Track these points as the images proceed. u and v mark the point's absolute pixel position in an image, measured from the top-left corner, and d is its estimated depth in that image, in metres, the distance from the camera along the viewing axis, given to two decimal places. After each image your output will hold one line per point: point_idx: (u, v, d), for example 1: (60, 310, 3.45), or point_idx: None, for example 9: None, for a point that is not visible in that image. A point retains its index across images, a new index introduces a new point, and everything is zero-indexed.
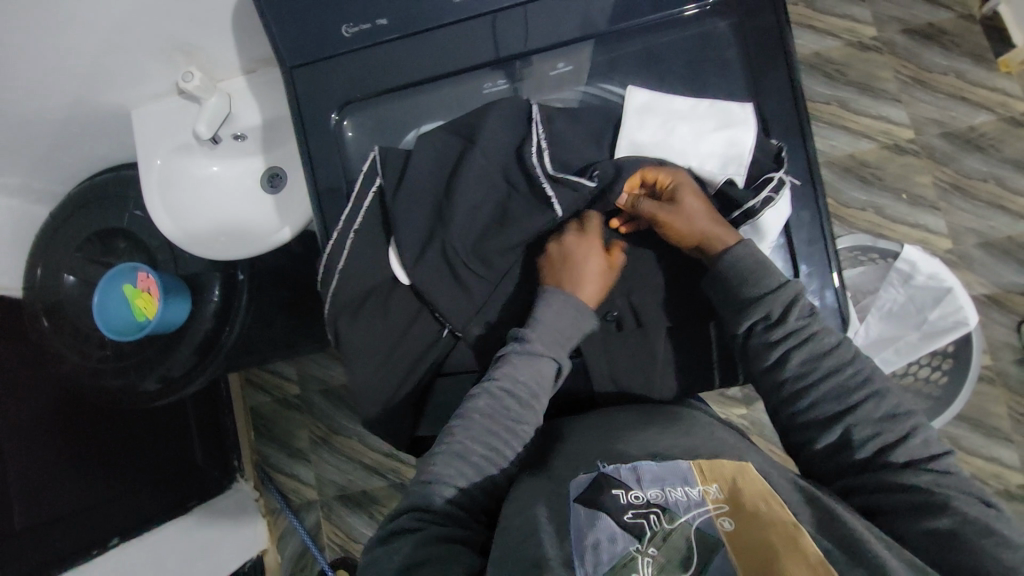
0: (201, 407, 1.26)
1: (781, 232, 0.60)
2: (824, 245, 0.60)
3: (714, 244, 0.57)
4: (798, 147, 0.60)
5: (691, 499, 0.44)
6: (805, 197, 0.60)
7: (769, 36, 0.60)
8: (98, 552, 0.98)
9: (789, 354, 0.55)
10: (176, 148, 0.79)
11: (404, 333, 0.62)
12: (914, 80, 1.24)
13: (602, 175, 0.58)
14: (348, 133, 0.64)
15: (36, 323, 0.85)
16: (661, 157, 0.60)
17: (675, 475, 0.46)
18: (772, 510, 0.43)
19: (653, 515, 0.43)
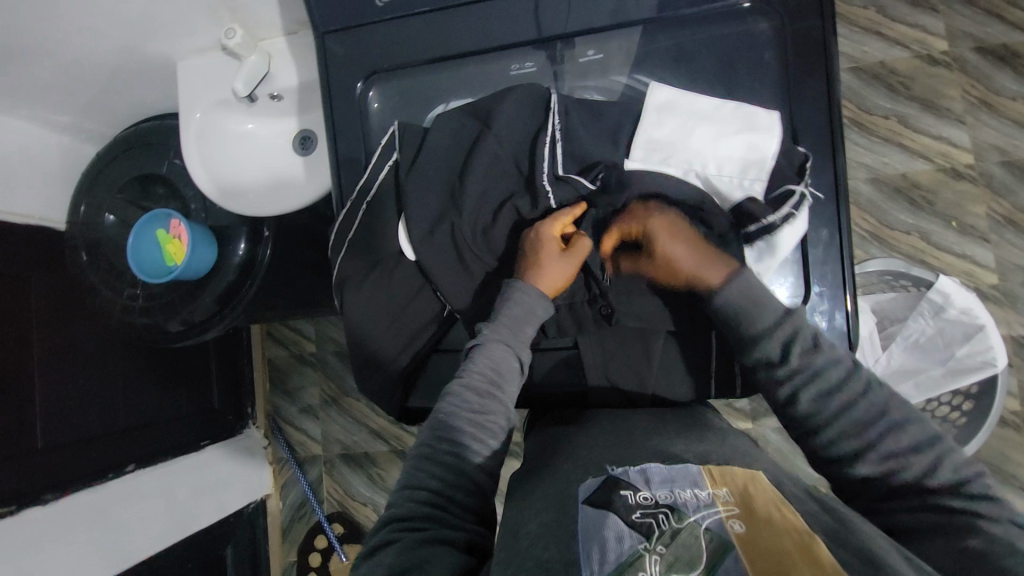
0: (221, 353, 1.32)
1: (797, 246, 0.58)
2: (841, 265, 0.58)
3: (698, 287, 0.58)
4: (828, 161, 0.58)
5: (700, 500, 0.45)
6: (827, 214, 0.58)
7: (812, 39, 0.57)
8: (114, 475, 1.06)
9: (799, 392, 0.53)
10: (215, 103, 0.81)
11: (409, 305, 0.63)
12: (983, 101, 1.15)
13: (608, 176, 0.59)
14: (373, 103, 0.65)
15: (76, 256, 0.90)
16: (678, 156, 0.59)
17: (685, 479, 0.48)
18: (785, 519, 0.44)
19: (662, 515, 0.43)
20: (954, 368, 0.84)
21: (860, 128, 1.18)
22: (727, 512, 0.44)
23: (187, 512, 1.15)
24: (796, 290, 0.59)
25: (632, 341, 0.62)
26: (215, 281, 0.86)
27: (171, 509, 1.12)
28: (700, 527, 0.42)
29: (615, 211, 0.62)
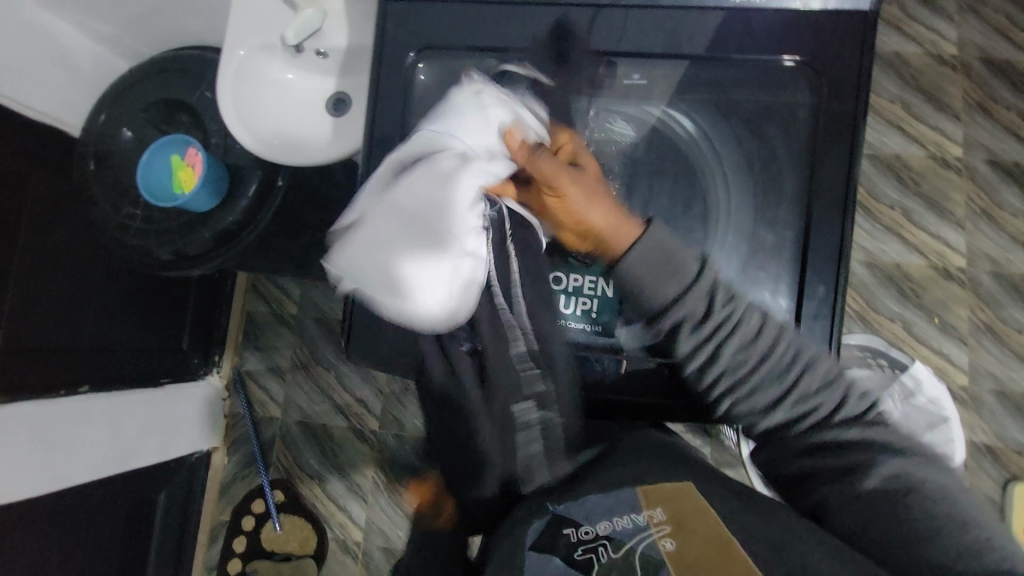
0: (203, 294, 1.30)
1: (790, 299, 0.61)
2: (829, 323, 0.60)
3: (612, 245, 0.56)
4: (835, 225, 0.60)
5: (637, 524, 0.52)
6: (825, 273, 0.60)
7: (842, 110, 0.60)
8: (65, 392, 1.04)
9: (718, 378, 0.57)
10: (261, 46, 0.82)
11: None
12: (984, 212, 1.21)
13: (583, 254, 0.63)
14: (420, 77, 0.66)
15: (83, 163, 0.89)
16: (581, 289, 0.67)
17: (623, 506, 0.55)
18: (707, 525, 0.52)
19: (602, 547, 0.51)
20: None
21: (866, 211, 1.23)
22: (661, 532, 0.51)
23: (133, 445, 1.12)
24: None
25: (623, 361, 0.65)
26: (217, 219, 0.86)
27: (117, 439, 1.09)
28: (635, 552, 0.50)
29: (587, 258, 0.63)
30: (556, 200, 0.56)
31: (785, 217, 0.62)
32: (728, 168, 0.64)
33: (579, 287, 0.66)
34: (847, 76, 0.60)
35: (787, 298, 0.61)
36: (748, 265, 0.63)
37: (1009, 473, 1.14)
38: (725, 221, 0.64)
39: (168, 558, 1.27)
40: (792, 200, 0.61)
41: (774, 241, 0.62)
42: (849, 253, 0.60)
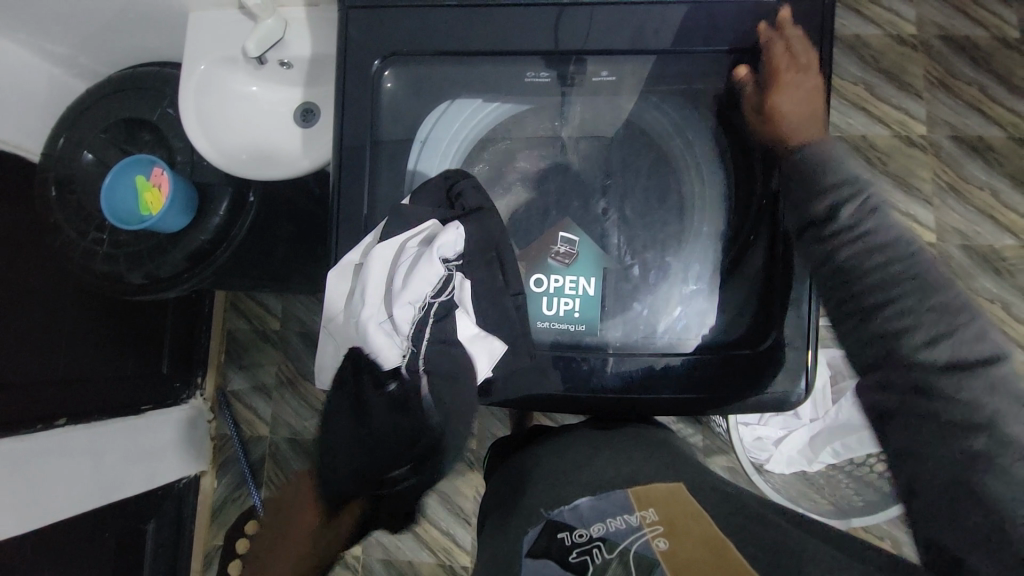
0: (180, 316, 1.27)
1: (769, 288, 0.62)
2: (809, 309, 0.61)
3: (799, 134, 0.59)
4: None
5: (629, 526, 0.57)
6: (804, 260, 0.61)
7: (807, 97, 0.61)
8: (41, 426, 1.00)
9: (847, 247, 0.54)
10: (222, 59, 0.79)
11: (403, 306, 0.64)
12: (950, 187, 1.25)
13: (565, 253, 0.65)
14: (387, 84, 0.65)
15: (44, 190, 0.86)
16: (567, 289, 0.64)
17: (615, 507, 0.59)
18: (699, 526, 0.56)
19: (597, 548, 0.56)
20: None
21: None
22: (653, 533, 0.56)
23: (116, 477, 1.09)
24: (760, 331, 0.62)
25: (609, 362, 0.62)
26: (188, 239, 0.83)
27: (99, 471, 1.06)
28: (629, 551, 0.55)
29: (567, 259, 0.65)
30: (774, 85, 0.60)
31: (759, 206, 0.63)
32: (700, 161, 0.65)
33: (562, 287, 0.64)
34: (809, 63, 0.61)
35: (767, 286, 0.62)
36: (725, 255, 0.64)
37: None
38: (700, 212, 0.65)
39: None
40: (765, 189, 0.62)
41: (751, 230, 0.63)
42: None
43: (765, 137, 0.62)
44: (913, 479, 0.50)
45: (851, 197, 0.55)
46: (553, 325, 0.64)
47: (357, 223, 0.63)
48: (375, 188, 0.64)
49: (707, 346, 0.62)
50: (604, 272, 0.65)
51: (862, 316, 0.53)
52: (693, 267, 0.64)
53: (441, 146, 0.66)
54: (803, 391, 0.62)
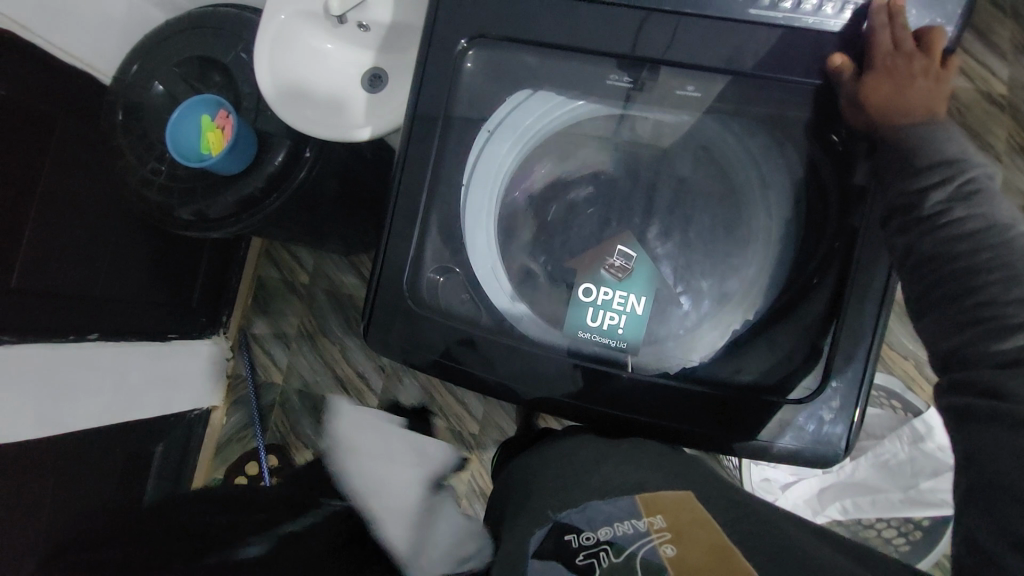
0: (216, 255, 1.30)
1: (827, 336, 0.59)
2: (862, 366, 0.59)
3: (897, 115, 0.56)
4: (882, 268, 0.58)
5: (636, 531, 0.55)
6: (865, 316, 0.59)
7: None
8: (75, 338, 1.03)
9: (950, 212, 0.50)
10: (303, 12, 0.79)
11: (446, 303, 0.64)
12: None
13: (619, 266, 0.63)
14: (467, 64, 0.63)
15: (111, 113, 0.88)
16: (612, 307, 0.62)
17: (623, 511, 0.57)
18: (706, 534, 0.54)
19: (602, 553, 0.54)
20: (912, 497, 0.88)
21: None
22: (659, 539, 0.54)
23: (134, 397, 1.13)
24: (806, 378, 0.60)
25: (642, 381, 0.61)
26: (242, 185, 0.85)
27: (122, 389, 1.10)
28: (635, 556, 0.53)
29: (622, 274, 0.63)
30: (874, 69, 0.57)
31: (826, 252, 0.60)
32: (770, 195, 0.63)
33: (608, 301, 0.62)
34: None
35: (824, 335, 0.60)
36: (780, 296, 0.61)
37: None
38: (759, 248, 0.63)
39: None
40: (836, 236, 0.60)
41: (812, 275, 0.60)
42: (891, 298, 0.59)
43: (859, 124, 0.58)
44: (979, 484, 0.44)
45: (954, 175, 0.51)
46: (595, 337, 0.62)
47: (413, 199, 0.63)
48: (438, 167, 0.63)
49: (746, 385, 0.60)
50: (654, 292, 0.63)
51: (951, 303, 0.48)
52: (743, 302, 0.62)
53: (507, 136, 0.64)
54: (837, 448, 0.60)
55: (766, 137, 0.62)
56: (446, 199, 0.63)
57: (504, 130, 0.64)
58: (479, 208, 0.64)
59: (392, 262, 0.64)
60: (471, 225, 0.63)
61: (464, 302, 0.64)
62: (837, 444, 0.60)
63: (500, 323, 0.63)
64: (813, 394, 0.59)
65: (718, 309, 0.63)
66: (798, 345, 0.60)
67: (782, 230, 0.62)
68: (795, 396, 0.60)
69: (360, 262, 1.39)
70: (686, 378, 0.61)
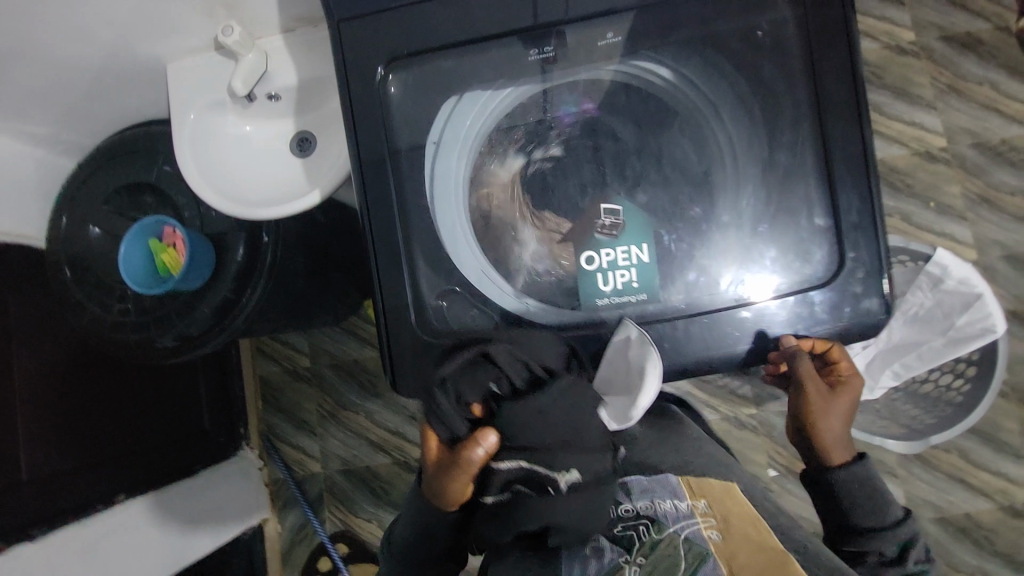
0: (211, 372, 1.26)
1: (823, 213, 0.60)
2: (871, 228, 0.59)
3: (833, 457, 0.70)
4: (851, 132, 0.59)
5: (677, 513, 0.62)
6: (855, 183, 0.59)
7: (822, 24, 0.59)
8: (102, 506, 0.99)
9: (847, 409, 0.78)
10: (211, 105, 0.78)
11: (455, 322, 0.63)
12: (950, 88, 1.29)
13: (611, 224, 0.64)
14: (392, 89, 0.63)
15: (58, 272, 0.85)
16: (619, 267, 0.63)
17: (664, 489, 0.66)
18: (757, 536, 0.59)
19: (643, 527, 0.60)
20: (954, 338, 0.87)
21: None
22: (705, 522, 0.60)
23: (183, 541, 1.09)
24: (815, 264, 0.60)
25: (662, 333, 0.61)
26: (213, 293, 0.82)
27: (167, 538, 1.06)
28: (677, 535, 0.58)
29: (614, 232, 0.63)
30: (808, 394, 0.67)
31: (791, 137, 0.61)
32: (719, 107, 0.63)
33: (614, 261, 0.63)
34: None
35: (822, 215, 0.60)
36: (766, 196, 0.61)
37: None
38: (726, 159, 0.64)
39: None
40: (790, 123, 0.60)
41: (786, 164, 0.61)
42: (874, 159, 0.59)
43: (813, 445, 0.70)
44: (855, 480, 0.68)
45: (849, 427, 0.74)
46: (614, 300, 0.63)
47: (390, 239, 0.62)
48: (403, 199, 0.62)
49: (764, 295, 0.61)
50: (653, 236, 0.63)
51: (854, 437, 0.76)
52: (734, 215, 0.63)
53: (455, 146, 0.64)
54: (877, 319, 0.59)
55: (698, 50, 0.62)
56: (420, 228, 0.62)
57: (448, 141, 0.64)
58: (453, 222, 0.64)
59: (391, 307, 0.62)
60: (453, 242, 0.63)
61: (475, 317, 0.63)
62: (869, 321, 0.60)
63: (515, 320, 0.63)
64: (832, 277, 0.60)
65: (716, 228, 0.63)
66: (798, 235, 0.61)
67: (741, 135, 0.62)
68: (805, 293, 0.60)
69: (355, 325, 1.37)
70: (704, 309, 0.61)
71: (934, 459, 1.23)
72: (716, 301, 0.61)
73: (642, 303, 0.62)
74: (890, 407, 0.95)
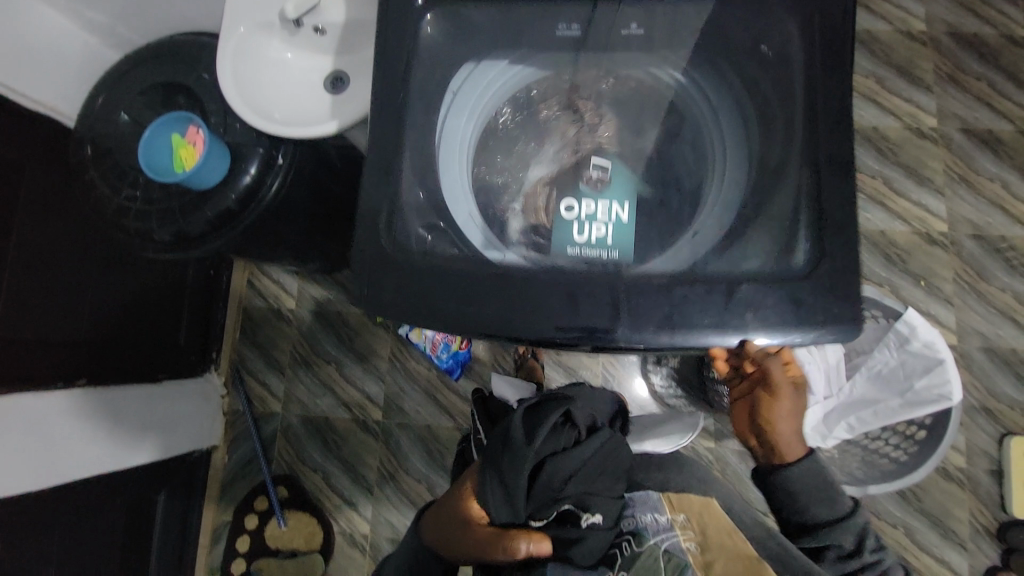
0: (199, 289, 1.29)
1: (800, 215, 0.62)
2: (844, 238, 0.61)
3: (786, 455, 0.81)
4: (838, 150, 0.62)
5: (657, 526, 0.74)
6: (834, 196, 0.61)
7: (836, 61, 0.62)
8: (62, 386, 1.01)
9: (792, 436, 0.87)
10: (259, 24, 0.83)
11: (434, 253, 0.64)
12: (961, 178, 1.33)
13: (597, 175, 0.69)
14: (427, 28, 0.67)
15: (81, 149, 0.89)
16: (597, 217, 0.66)
17: (646, 505, 0.79)
18: (730, 542, 0.69)
19: (626, 542, 0.73)
20: (910, 400, 0.89)
21: None
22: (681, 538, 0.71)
23: (129, 438, 1.10)
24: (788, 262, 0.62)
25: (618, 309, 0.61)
26: (218, 199, 0.86)
27: (116, 434, 1.08)
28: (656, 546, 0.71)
29: (597, 183, 0.68)
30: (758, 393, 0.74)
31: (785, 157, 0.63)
32: (722, 116, 0.67)
33: (592, 214, 0.66)
34: (833, 22, 0.64)
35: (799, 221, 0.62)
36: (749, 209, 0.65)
37: (1001, 427, 1.25)
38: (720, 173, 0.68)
39: (171, 558, 1.26)
40: (789, 148, 0.63)
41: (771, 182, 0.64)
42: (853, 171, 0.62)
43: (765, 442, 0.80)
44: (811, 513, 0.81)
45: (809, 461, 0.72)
46: (584, 250, 0.65)
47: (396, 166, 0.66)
48: (413, 133, 0.66)
49: (731, 283, 0.61)
50: (635, 199, 0.68)
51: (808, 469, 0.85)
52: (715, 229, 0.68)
53: (473, 104, 0.69)
54: (837, 325, 0.60)
55: (714, 66, 0.67)
56: (423, 168, 0.66)
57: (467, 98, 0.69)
58: (456, 169, 0.68)
59: (377, 229, 0.64)
60: (452, 188, 0.67)
61: (454, 256, 0.64)
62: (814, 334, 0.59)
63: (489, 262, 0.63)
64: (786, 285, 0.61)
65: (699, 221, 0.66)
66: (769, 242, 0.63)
67: (738, 144, 0.66)
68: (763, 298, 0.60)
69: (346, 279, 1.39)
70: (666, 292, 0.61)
71: (879, 531, 1.23)
72: (691, 279, 0.61)
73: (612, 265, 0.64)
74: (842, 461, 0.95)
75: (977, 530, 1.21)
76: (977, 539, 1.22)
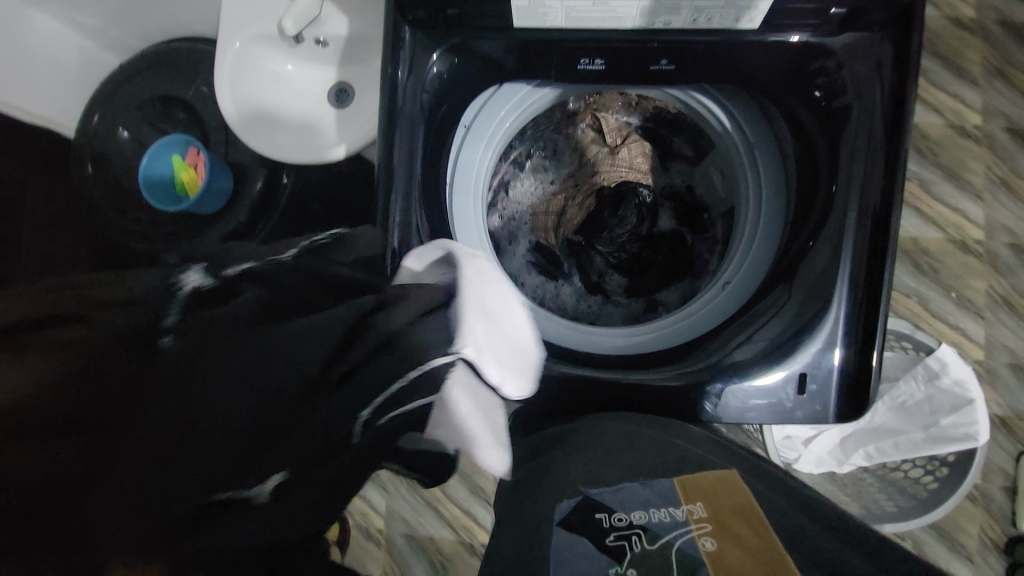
0: None
1: (850, 284, 0.55)
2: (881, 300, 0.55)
3: None
4: (875, 187, 0.54)
5: (674, 519, 0.49)
6: (863, 258, 0.55)
7: (896, 97, 0.53)
8: None
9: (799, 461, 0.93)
10: (257, 36, 0.77)
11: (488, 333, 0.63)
12: (1002, 182, 1.25)
13: (591, 64, 0.58)
14: (433, 67, 0.58)
15: (81, 166, 0.88)
16: (618, 24, 0.54)
17: (660, 495, 0.52)
18: (767, 548, 0.46)
19: (635, 536, 0.48)
20: (935, 435, 0.87)
21: None
22: (697, 530, 0.48)
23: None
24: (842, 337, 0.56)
25: (634, 381, 0.61)
26: (225, 220, 0.84)
27: None
28: (671, 545, 0.47)
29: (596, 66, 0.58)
30: None
31: (841, 199, 0.55)
32: (761, 156, 0.64)
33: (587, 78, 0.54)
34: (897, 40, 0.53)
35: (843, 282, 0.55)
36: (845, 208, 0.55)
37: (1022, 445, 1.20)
38: (752, 209, 0.64)
39: None
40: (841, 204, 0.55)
41: (820, 228, 0.57)
42: (893, 213, 0.54)
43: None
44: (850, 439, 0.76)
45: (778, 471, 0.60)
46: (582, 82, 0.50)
47: (393, 189, 0.57)
48: (423, 178, 0.60)
49: (770, 359, 0.57)
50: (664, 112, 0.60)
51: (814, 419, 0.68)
52: (749, 271, 0.64)
53: (487, 137, 0.67)
54: (853, 384, 0.56)
55: (759, 103, 0.63)
56: (431, 209, 0.61)
57: (438, 99, 0.60)
58: (469, 213, 0.66)
59: None
60: (468, 239, 0.66)
61: None
62: (830, 411, 0.58)
63: None
64: (819, 342, 0.56)
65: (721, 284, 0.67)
66: (807, 294, 0.58)
67: (772, 186, 0.63)
68: (789, 369, 0.57)
69: None
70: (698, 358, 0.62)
71: None
72: (728, 342, 0.62)
73: (645, 333, 0.67)
74: (856, 484, 0.95)
75: (986, 545, 1.18)
76: (986, 555, 1.18)
